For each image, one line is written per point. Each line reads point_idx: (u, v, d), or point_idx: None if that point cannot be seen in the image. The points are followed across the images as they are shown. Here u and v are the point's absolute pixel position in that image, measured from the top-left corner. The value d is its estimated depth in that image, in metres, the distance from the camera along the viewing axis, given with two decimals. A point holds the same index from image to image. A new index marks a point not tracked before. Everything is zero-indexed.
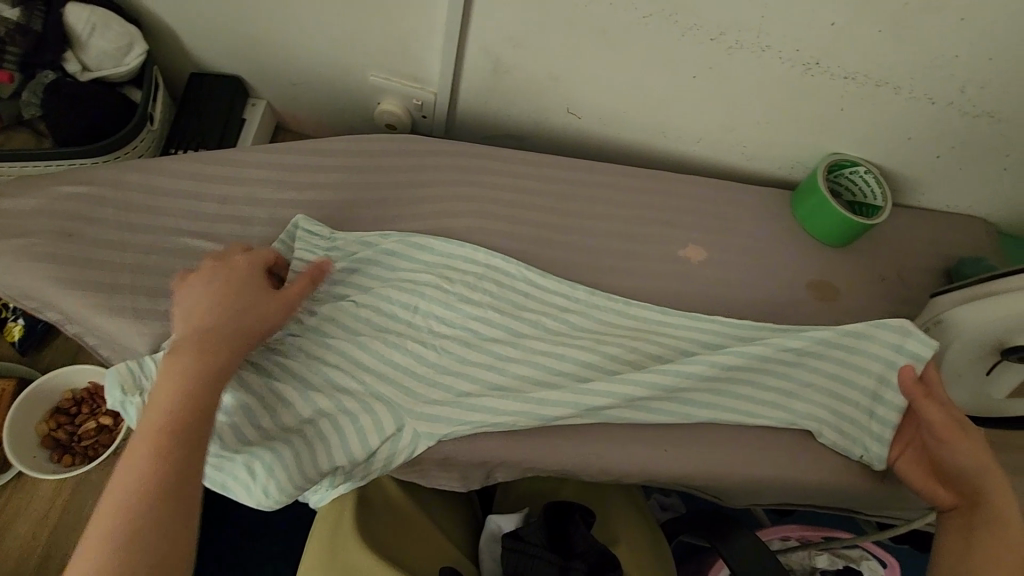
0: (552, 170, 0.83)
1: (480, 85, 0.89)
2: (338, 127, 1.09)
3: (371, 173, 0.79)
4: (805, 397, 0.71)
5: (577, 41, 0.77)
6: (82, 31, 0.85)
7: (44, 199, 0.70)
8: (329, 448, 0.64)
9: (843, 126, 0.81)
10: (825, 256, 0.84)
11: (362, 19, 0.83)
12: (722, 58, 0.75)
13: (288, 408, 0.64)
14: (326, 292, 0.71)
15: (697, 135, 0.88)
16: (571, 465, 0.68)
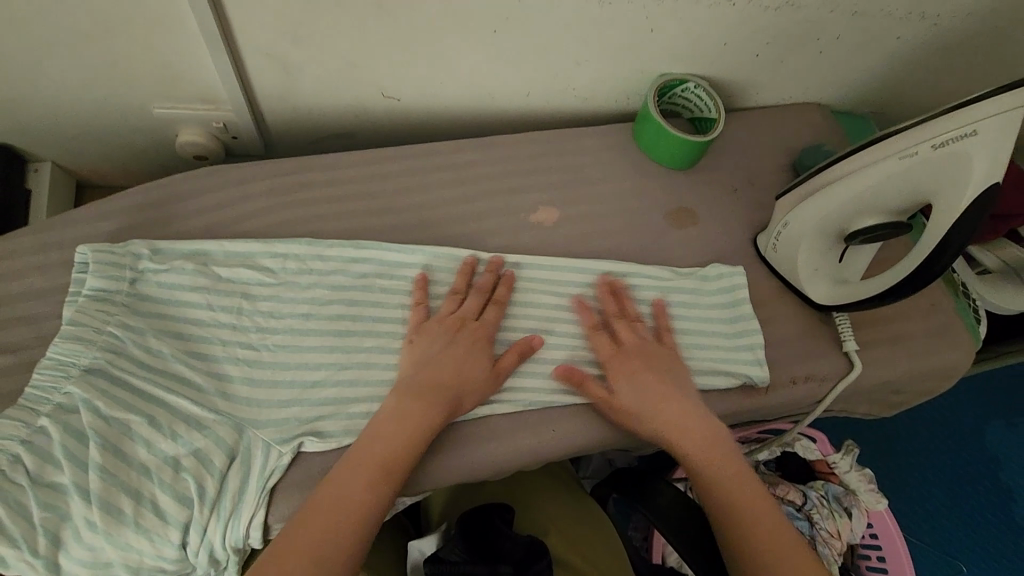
0: (377, 166, 0.77)
1: (277, 91, 0.80)
2: (147, 169, 0.96)
3: (172, 224, 0.70)
4: (679, 327, 0.72)
5: (359, 22, 0.70)
6: None
7: None
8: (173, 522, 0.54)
9: (657, 47, 0.78)
10: (675, 182, 0.83)
11: (111, 49, 0.72)
12: (514, 5, 0.69)
13: (123, 480, 0.54)
14: (158, 331, 0.62)
15: (523, 90, 0.83)
16: (464, 470, 0.63)
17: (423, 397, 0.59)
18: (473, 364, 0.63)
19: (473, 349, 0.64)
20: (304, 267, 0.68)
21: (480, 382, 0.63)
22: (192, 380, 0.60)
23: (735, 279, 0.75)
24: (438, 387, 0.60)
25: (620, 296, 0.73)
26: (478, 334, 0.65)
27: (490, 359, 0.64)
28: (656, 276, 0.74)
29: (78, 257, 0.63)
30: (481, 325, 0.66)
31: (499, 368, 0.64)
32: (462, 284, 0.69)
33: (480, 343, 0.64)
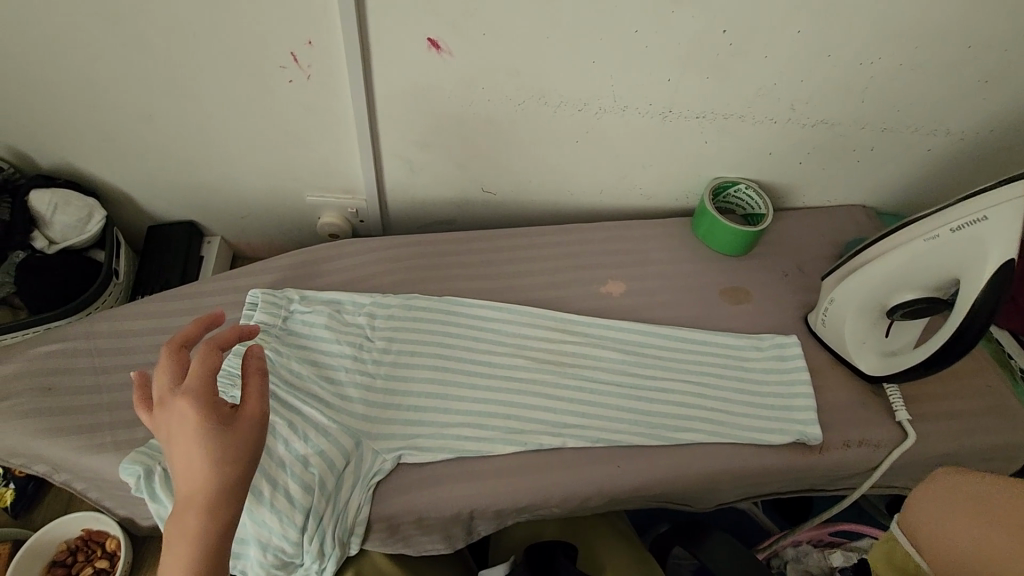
0: (476, 243, 0.94)
1: (402, 185, 1.01)
2: (289, 245, 1.19)
3: (317, 278, 0.89)
4: (731, 387, 0.80)
5: (473, 134, 0.91)
6: (45, 210, 0.95)
7: (20, 361, 0.74)
8: (297, 506, 0.66)
9: (712, 155, 0.94)
10: (730, 266, 0.95)
11: (291, 153, 0.96)
12: (593, 121, 0.88)
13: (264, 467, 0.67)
14: (299, 356, 0.78)
15: (597, 188, 1.01)
16: (536, 495, 0.72)
17: (189, 517, 0.47)
18: (207, 448, 0.48)
19: (203, 432, 0.48)
20: (413, 316, 0.84)
21: (233, 459, 0.48)
22: (321, 396, 0.74)
23: (784, 347, 0.84)
24: (189, 499, 0.47)
25: (677, 357, 0.83)
26: (179, 427, 0.49)
27: (221, 425, 0.49)
28: (710, 342, 0.84)
29: (250, 299, 0.82)
30: (180, 417, 0.49)
31: (234, 424, 0.50)
32: (176, 374, 0.53)
33: (201, 423, 0.49)
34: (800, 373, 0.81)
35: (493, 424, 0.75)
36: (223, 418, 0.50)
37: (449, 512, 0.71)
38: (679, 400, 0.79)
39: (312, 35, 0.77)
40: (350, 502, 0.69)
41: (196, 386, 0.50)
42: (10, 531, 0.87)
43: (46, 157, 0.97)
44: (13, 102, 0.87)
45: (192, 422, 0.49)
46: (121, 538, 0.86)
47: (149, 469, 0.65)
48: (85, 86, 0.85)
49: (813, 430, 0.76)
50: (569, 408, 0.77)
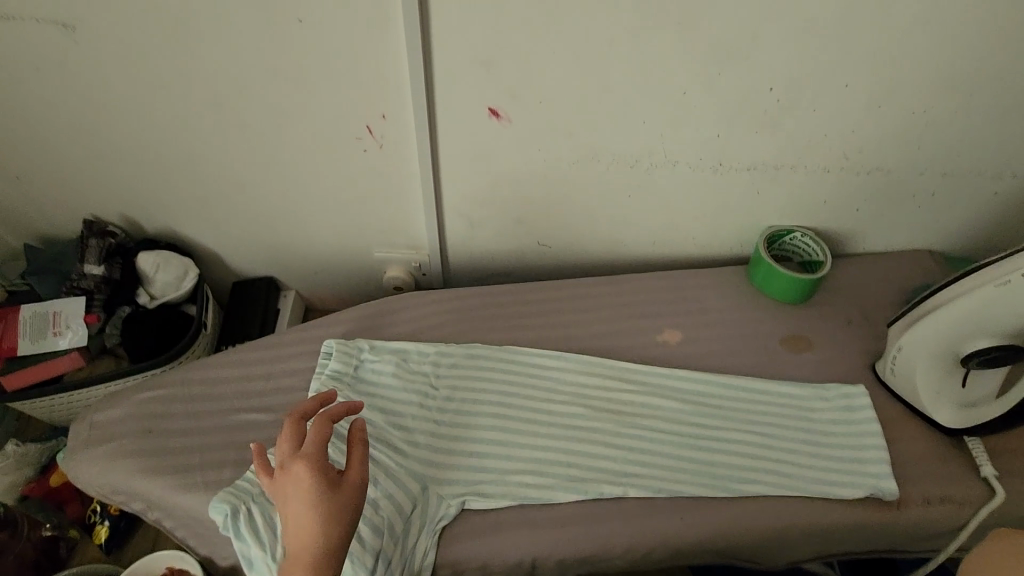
0: (534, 294, 0.98)
1: (463, 240, 1.07)
2: (356, 298, 1.27)
3: (386, 329, 0.95)
4: (798, 438, 0.79)
5: (528, 192, 0.97)
6: (150, 269, 1.07)
7: (126, 406, 0.83)
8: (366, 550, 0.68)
9: (764, 206, 0.96)
10: (789, 314, 0.94)
11: (363, 214, 1.05)
12: (645, 176, 0.92)
13: None
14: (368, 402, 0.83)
15: (650, 239, 1.03)
16: (598, 545, 0.72)
17: (299, 569, 0.55)
18: (319, 508, 0.57)
19: (316, 496, 0.58)
20: (474, 365, 0.88)
21: (340, 522, 0.57)
22: (389, 441, 0.78)
23: (852, 396, 0.81)
24: (301, 554, 0.55)
25: (739, 407, 0.82)
26: (298, 487, 0.58)
27: (331, 489, 0.59)
28: (771, 391, 0.83)
29: (325, 348, 0.88)
30: (298, 478, 0.59)
31: (341, 487, 0.59)
32: (293, 440, 0.63)
33: (316, 488, 0.58)
34: (871, 424, 0.79)
35: (554, 472, 0.76)
36: (333, 482, 0.59)
37: (514, 560, 0.72)
38: (742, 451, 0.78)
39: (385, 110, 0.85)
40: (417, 547, 0.72)
41: (313, 452, 0.61)
42: (103, 567, 0.94)
43: (153, 223, 1.10)
44: (131, 177, 1.00)
45: (309, 484, 0.58)
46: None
47: (235, 508, 0.70)
48: (190, 162, 0.97)
49: (890, 484, 0.73)
50: (629, 457, 0.77)
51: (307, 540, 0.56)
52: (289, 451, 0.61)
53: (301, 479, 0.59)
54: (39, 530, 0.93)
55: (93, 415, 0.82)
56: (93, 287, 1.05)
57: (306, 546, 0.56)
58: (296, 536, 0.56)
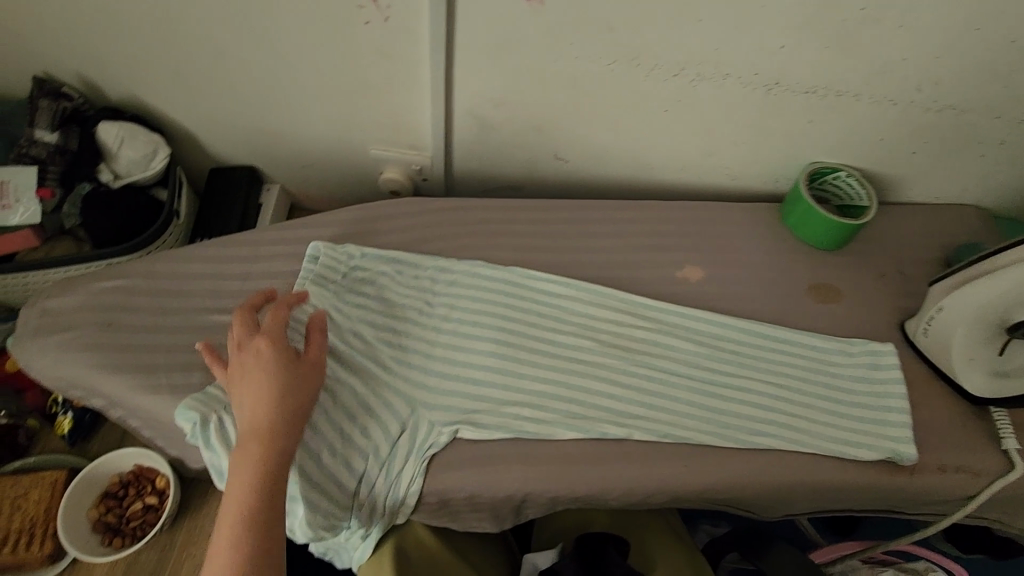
0: (547, 212, 0.89)
1: (471, 144, 0.96)
2: (347, 199, 1.16)
3: (381, 236, 0.85)
4: (817, 394, 0.74)
5: (552, 95, 0.84)
6: (113, 143, 0.94)
7: (84, 295, 0.74)
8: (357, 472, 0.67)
9: (812, 138, 0.86)
10: (821, 260, 0.87)
11: (360, 102, 0.91)
12: (688, 89, 0.80)
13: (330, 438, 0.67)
14: (357, 316, 0.75)
15: (679, 163, 0.93)
16: (596, 486, 0.68)
17: (255, 441, 0.54)
18: (279, 381, 0.58)
19: (276, 370, 0.58)
20: (475, 284, 0.80)
21: (299, 394, 0.58)
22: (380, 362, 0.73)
23: (880, 355, 0.76)
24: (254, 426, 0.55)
25: (758, 356, 0.76)
26: (257, 363, 0.58)
27: (290, 365, 0.59)
28: (793, 343, 0.77)
29: (311, 251, 0.79)
30: (257, 355, 0.59)
31: (301, 364, 0.60)
32: (245, 326, 0.63)
33: (274, 363, 0.59)
34: (895, 385, 0.74)
35: (552, 406, 0.71)
36: (292, 360, 0.60)
37: (507, 493, 0.68)
38: (757, 401, 0.73)
39: None
40: (402, 472, 0.67)
41: (272, 332, 0.62)
42: (67, 458, 0.89)
43: (114, 89, 0.95)
44: (85, 30, 0.85)
45: (267, 360, 0.59)
46: (170, 477, 0.86)
47: (204, 416, 0.63)
48: (156, 18, 0.81)
49: (907, 450, 0.69)
50: (636, 397, 0.72)
51: (264, 406, 0.56)
52: (246, 333, 0.62)
53: (262, 356, 0.59)
54: None
55: (46, 302, 0.73)
56: (46, 157, 0.93)
57: (261, 418, 0.55)
58: (251, 407, 0.56)
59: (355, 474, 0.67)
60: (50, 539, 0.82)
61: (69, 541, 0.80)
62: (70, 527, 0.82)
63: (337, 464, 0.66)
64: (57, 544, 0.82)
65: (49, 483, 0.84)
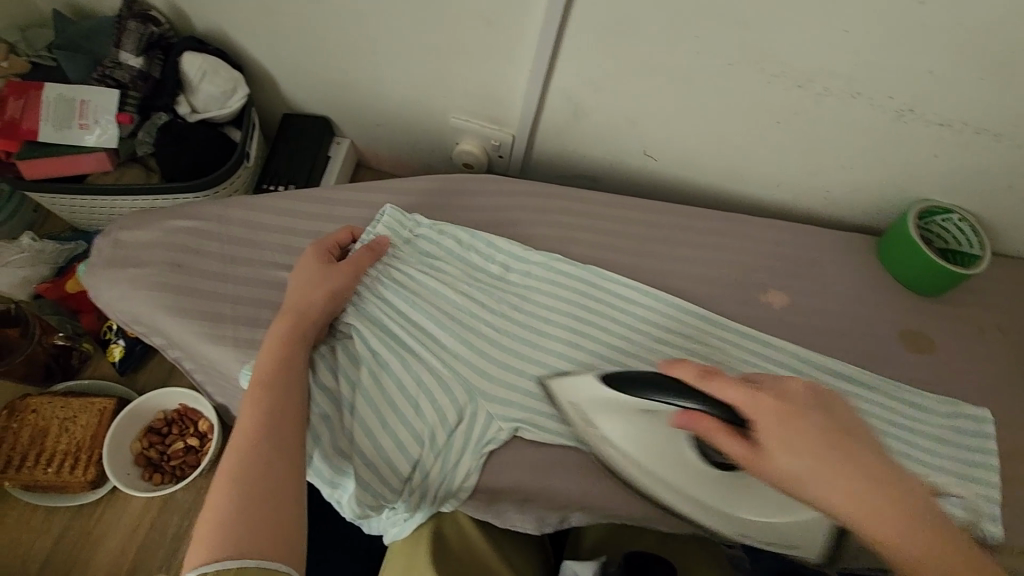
0: (630, 212, 0.84)
1: (558, 127, 0.91)
2: (414, 164, 1.12)
3: (457, 213, 0.82)
4: (899, 451, 0.71)
5: (659, 88, 0.78)
6: (194, 76, 0.91)
7: (155, 233, 0.72)
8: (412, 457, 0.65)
9: (932, 174, 0.79)
10: (915, 306, 0.81)
11: (451, 68, 0.87)
12: (810, 103, 0.74)
13: (386, 417, 0.66)
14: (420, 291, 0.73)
15: (777, 179, 0.87)
16: (661, 510, 0.67)
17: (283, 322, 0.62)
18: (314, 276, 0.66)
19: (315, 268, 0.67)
20: (543, 275, 0.77)
21: (323, 285, 0.66)
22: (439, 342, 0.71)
23: (963, 418, 0.73)
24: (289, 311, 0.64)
25: (841, 401, 0.73)
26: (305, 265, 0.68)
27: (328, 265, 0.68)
28: (878, 393, 0.74)
29: (381, 215, 0.77)
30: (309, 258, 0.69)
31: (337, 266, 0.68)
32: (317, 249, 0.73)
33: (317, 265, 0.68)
34: (975, 454, 0.71)
35: None
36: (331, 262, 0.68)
37: (567, 501, 0.67)
38: None
39: None
40: (459, 465, 0.66)
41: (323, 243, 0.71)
42: (116, 386, 0.89)
43: (201, 19, 0.92)
44: None
45: (312, 262, 0.68)
46: (213, 423, 0.86)
47: None
48: None
49: (984, 527, 0.67)
50: None
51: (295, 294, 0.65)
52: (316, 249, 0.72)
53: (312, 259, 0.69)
54: (50, 337, 0.86)
55: (118, 235, 0.72)
56: (128, 82, 0.89)
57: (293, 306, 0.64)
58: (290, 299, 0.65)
59: (410, 459, 0.65)
60: (94, 466, 0.82)
61: (111, 470, 0.81)
62: (114, 455, 0.82)
63: (392, 444, 0.65)
64: (99, 471, 0.83)
65: (99, 409, 0.85)
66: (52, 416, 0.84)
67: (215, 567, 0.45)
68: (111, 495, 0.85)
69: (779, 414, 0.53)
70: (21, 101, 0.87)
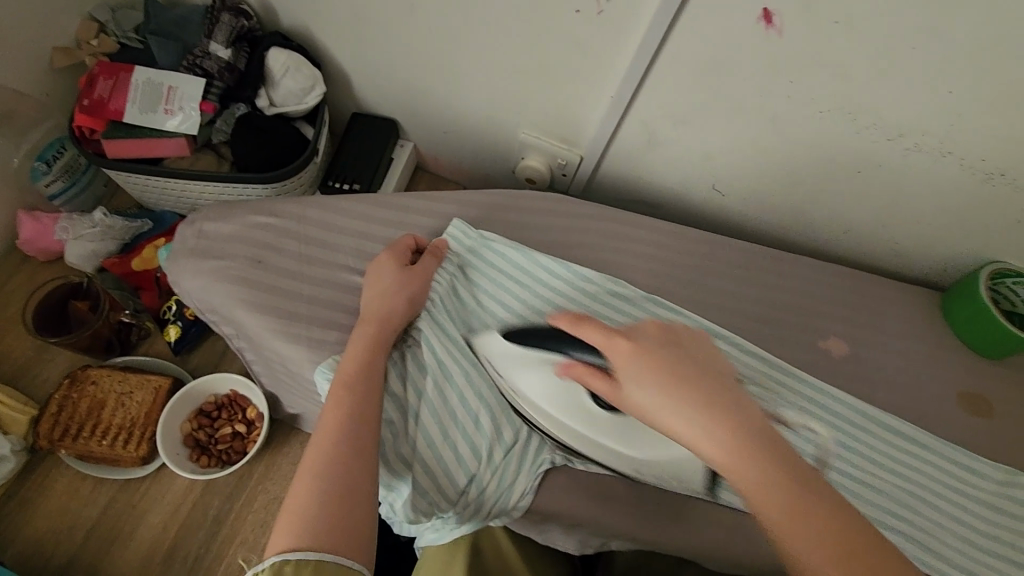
0: (695, 244, 0.84)
1: (630, 153, 0.91)
2: (474, 173, 1.14)
3: (525, 229, 0.83)
4: (954, 514, 0.70)
5: (742, 125, 0.78)
6: (277, 71, 0.93)
7: (238, 226, 0.74)
8: (470, 472, 0.65)
9: (1011, 236, 0.78)
10: (979, 367, 0.80)
11: (532, 86, 0.88)
12: (895, 156, 0.74)
13: (447, 430, 0.65)
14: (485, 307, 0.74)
15: (845, 226, 0.87)
16: (704, 547, 0.67)
17: (368, 323, 0.64)
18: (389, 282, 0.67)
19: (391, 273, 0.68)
20: (609, 301, 0.76)
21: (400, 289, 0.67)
22: None
23: (1020, 486, 0.72)
24: (368, 314, 0.65)
25: (899, 458, 0.72)
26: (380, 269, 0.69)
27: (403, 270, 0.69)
28: (938, 453, 0.73)
29: (452, 229, 0.78)
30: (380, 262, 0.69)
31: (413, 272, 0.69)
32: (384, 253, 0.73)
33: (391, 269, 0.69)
34: None
35: None
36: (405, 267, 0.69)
37: (616, 532, 0.67)
38: (890, 505, 0.69)
39: None
40: (515, 483, 0.66)
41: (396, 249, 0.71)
42: (171, 366, 0.91)
43: (289, 17, 0.94)
44: None
45: (386, 267, 0.69)
46: (264, 412, 0.87)
47: None
48: None
49: None
50: None
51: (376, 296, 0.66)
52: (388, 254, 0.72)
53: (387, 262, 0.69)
54: (117, 313, 0.89)
55: (202, 225, 0.74)
56: (215, 72, 0.92)
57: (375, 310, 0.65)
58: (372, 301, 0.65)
59: (467, 471, 0.65)
60: (146, 442, 0.85)
61: (163, 449, 0.83)
62: (165, 435, 0.84)
63: (450, 459, 0.65)
64: (150, 449, 0.85)
65: (154, 387, 0.87)
66: (109, 390, 0.86)
67: (295, 557, 0.46)
68: (160, 473, 0.87)
69: (668, 371, 0.46)
70: (111, 81, 0.90)
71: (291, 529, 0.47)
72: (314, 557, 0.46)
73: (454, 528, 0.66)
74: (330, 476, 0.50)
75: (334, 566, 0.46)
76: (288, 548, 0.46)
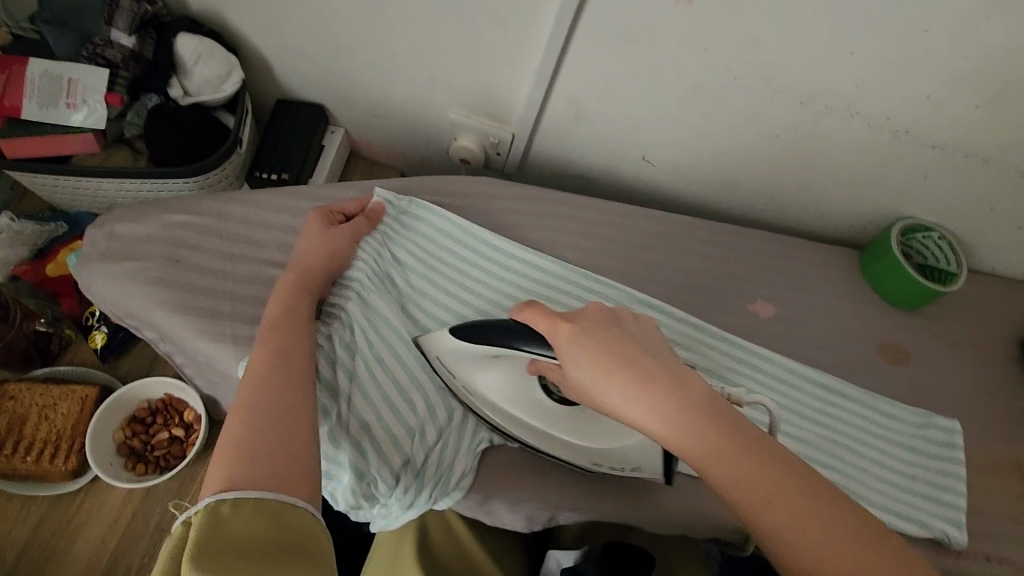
0: (626, 216, 0.86)
1: (559, 129, 0.91)
2: (408, 156, 1.11)
3: (457, 212, 0.82)
4: (875, 459, 0.74)
5: (666, 95, 0.79)
6: (189, 59, 0.89)
7: (153, 225, 0.71)
8: (409, 452, 0.65)
9: (920, 192, 0.82)
10: (896, 319, 0.84)
11: (457, 64, 0.86)
12: (809, 120, 0.76)
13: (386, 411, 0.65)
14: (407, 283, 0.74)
15: (769, 191, 0.90)
16: (647, 509, 0.70)
17: (292, 276, 0.63)
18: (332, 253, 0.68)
19: (325, 240, 0.68)
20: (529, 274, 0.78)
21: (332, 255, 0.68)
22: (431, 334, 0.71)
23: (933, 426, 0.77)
24: (297, 271, 0.64)
25: (824, 412, 0.76)
26: (316, 234, 0.68)
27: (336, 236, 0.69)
28: (858, 404, 0.77)
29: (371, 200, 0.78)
30: (314, 230, 0.69)
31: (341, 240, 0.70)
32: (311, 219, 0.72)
33: (324, 232, 0.69)
34: (945, 462, 0.75)
35: None
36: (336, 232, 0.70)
37: (558, 505, 0.68)
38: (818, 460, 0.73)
39: None
40: (454, 465, 0.66)
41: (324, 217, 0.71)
42: (99, 373, 0.87)
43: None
44: None
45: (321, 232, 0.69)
46: (201, 414, 0.84)
47: None
48: None
49: (952, 529, 0.71)
50: None
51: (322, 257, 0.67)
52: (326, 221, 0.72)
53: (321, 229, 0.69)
54: (31, 322, 0.86)
55: (115, 226, 0.71)
56: (120, 62, 0.87)
57: (306, 274, 0.64)
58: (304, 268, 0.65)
59: (402, 454, 0.64)
60: (76, 455, 0.81)
61: (93, 463, 0.79)
62: (96, 447, 0.81)
63: (388, 441, 0.64)
64: (81, 462, 0.82)
65: (81, 397, 0.83)
66: (31, 402, 0.83)
67: (232, 497, 0.42)
68: (93, 485, 0.83)
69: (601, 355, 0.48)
70: (4, 76, 0.84)
71: (229, 468, 0.44)
72: (252, 494, 0.42)
73: (398, 514, 0.65)
74: (269, 416, 0.48)
75: (277, 505, 0.43)
76: (228, 486, 0.43)
